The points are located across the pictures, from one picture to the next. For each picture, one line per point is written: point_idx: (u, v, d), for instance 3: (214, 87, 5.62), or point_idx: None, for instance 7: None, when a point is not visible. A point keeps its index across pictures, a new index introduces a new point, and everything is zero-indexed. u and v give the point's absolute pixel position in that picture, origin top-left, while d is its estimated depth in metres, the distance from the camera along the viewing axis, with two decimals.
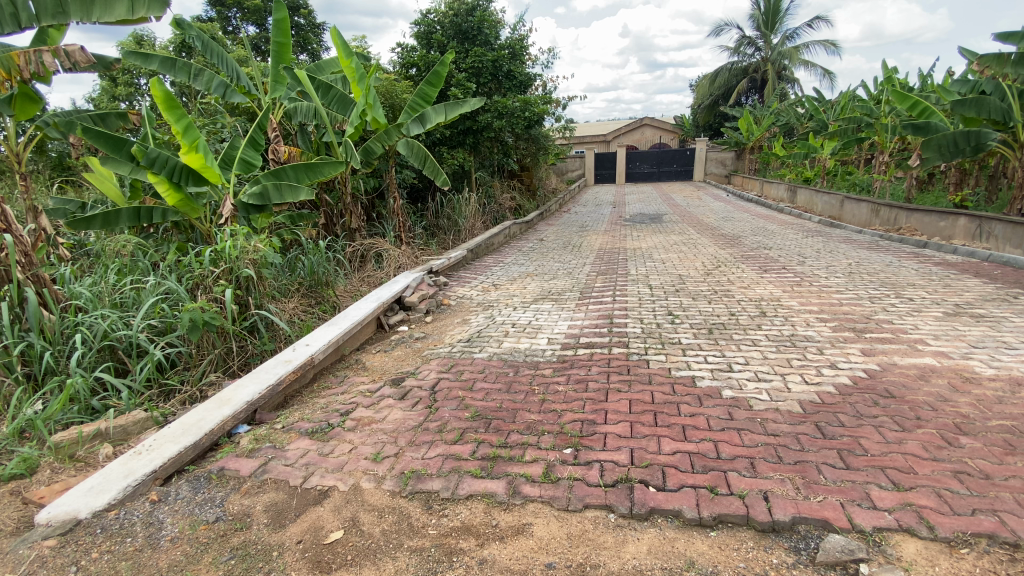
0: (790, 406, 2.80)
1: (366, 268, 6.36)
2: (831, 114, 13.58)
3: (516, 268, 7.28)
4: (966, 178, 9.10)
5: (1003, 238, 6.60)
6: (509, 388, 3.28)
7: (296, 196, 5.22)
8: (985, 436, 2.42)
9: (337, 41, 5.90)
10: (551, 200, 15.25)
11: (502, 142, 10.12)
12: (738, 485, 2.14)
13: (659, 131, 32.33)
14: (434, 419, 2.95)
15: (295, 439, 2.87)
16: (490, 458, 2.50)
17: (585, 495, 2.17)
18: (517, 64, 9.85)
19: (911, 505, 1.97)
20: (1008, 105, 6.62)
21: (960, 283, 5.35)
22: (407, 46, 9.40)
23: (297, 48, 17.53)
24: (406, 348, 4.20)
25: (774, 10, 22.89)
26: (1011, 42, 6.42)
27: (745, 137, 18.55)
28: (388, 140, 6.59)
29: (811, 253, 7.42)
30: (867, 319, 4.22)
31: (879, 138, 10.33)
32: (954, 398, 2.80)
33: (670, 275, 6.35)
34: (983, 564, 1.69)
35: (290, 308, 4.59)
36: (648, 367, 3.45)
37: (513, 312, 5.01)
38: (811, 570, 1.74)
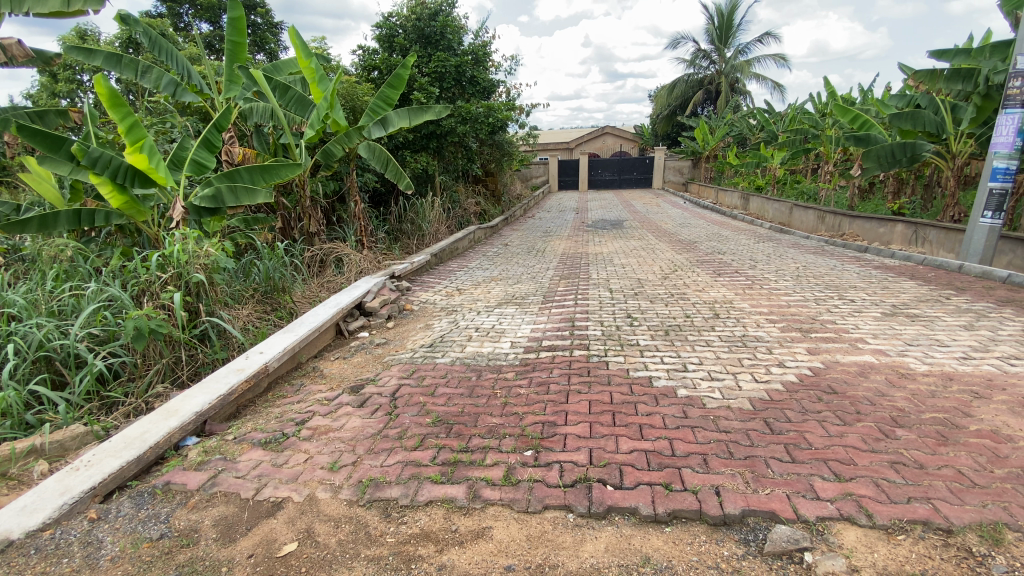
0: (741, 404, 2.90)
1: (325, 273, 6.21)
2: (780, 125, 14.26)
3: (480, 273, 7.27)
4: (903, 187, 9.71)
5: (937, 243, 7.08)
6: (471, 392, 3.26)
7: (252, 199, 5.08)
8: (919, 428, 2.57)
9: (295, 40, 5.76)
10: (516, 206, 15.35)
11: (466, 147, 10.13)
12: (691, 481, 2.20)
13: (620, 140, 33.12)
14: (394, 426, 2.90)
15: (247, 450, 2.76)
16: (450, 463, 2.48)
17: (544, 496, 2.18)
18: (481, 70, 9.88)
19: (851, 495, 2.07)
20: (941, 118, 7.11)
21: (897, 285, 5.69)
22: (369, 49, 9.28)
23: (255, 48, 17.06)
24: (366, 354, 4.12)
25: (728, 25, 23.86)
26: (944, 60, 6.92)
27: (701, 146, 19.21)
28: (348, 142, 6.46)
29: (762, 257, 7.75)
30: (812, 319, 4.43)
31: (824, 149, 10.91)
32: (890, 393, 2.98)
33: (630, 279, 6.50)
34: (918, 550, 1.79)
35: (244, 314, 4.42)
36: (608, 368, 3.52)
37: (476, 316, 5.00)
38: (760, 561, 1.80)
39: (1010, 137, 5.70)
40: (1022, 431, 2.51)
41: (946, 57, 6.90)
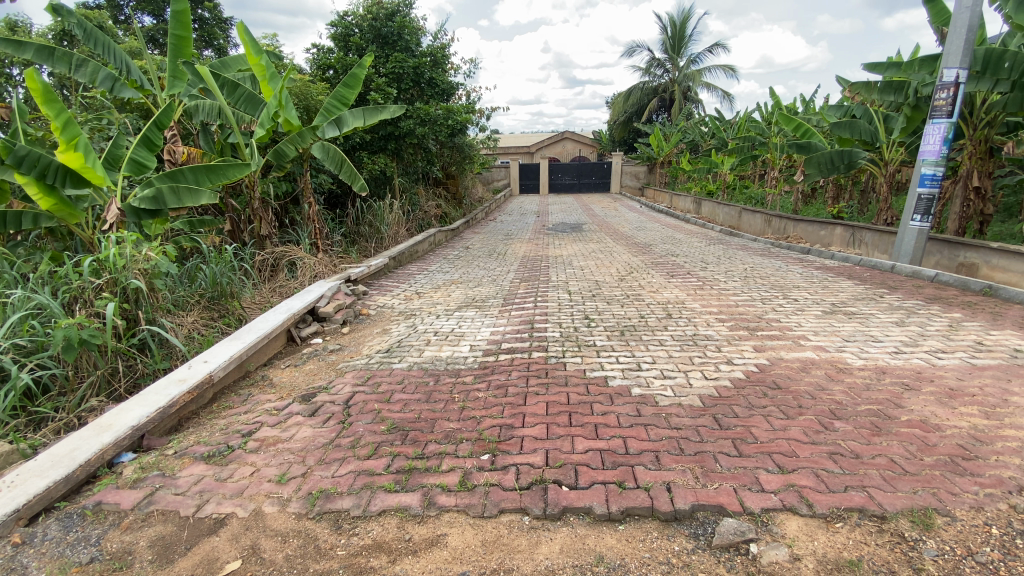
0: (692, 400, 2.98)
1: (277, 278, 5.99)
2: (730, 132, 14.86)
3: (440, 276, 7.18)
4: (841, 192, 10.30)
5: (872, 245, 7.53)
6: (428, 398, 3.20)
7: (196, 201, 4.82)
8: (855, 420, 2.71)
9: (244, 36, 5.54)
10: (477, 209, 15.32)
11: (425, 149, 10.02)
12: (644, 478, 2.24)
13: (579, 145, 33.64)
14: (347, 435, 2.81)
15: (188, 465, 2.61)
16: (405, 470, 2.41)
17: (501, 500, 2.16)
18: (439, 72, 9.80)
19: (793, 486, 2.16)
20: (875, 128, 7.58)
21: (836, 284, 6.02)
22: (323, 48, 9.04)
23: (202, 44, 16.37)
24: (319, 361, 3.98)
25: (680, 35, 24.63)
26: (878, 73, 7.39)
27: (656, 152, 19.76)
28: (301, 142, 6.24)
29: (713, 259, 8.04)
30: (759, 318, 4.62)
31: (771, 156, 11.44)
32: (829, 387, 3.13)
33: (588, 281, 6.59)
34: (855, 536, 1.88)
35: (188, 321, 4.19)
36: (565, 370, 3.53)
37: (436, 320, 4.92)
38: (709, 554, 1.84)
39: (936, 146, 6.12)
40: (947, 421, 2.68)
41: (879, 70, 7.36)
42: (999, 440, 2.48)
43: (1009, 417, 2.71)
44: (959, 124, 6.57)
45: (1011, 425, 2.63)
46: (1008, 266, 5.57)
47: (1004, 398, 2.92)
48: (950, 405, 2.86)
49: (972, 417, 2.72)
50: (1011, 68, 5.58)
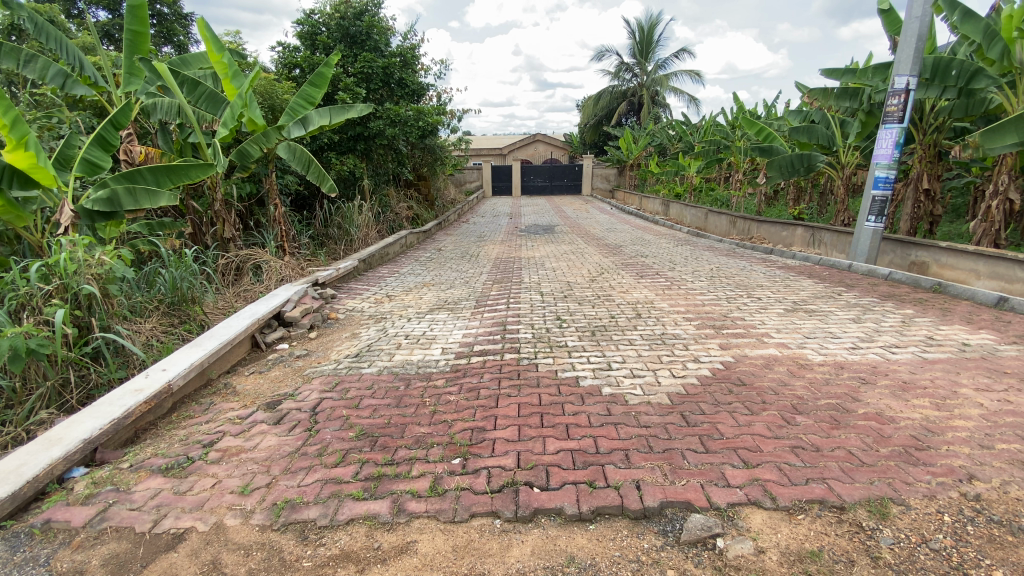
0: (661, 398, 3.02)
1: (242, 282, 5.81)
2: (696, 136, 15.21)
3: (411, 279, 7.09)
4: (802, 194, 10.67)
5: (830, 245, 7.81)
6: (398, 402, 3.14)
7: (154, 203, 4.65)
8: (816, 414, 2.80)
9: (205, 32, 5.36)
10: (449, 210, 15.23)
11: (395, 150, 9.91)
12: (614, 477, 2.25)
13: (550, 148, 33.88)
14: (314, 443, 2.73)
15: (145, 478, 2.49)
16: (374, 477, 2.36)
17: (472, 504, 2.14)
18: (409, 73, 9.71)
19: (758, 480, 2.21)
20: (832, 133, 7.90)
21: (798, 283, 6.23)
22: (289, 46, 8.83)
23: (160, 40, 15.79)
24: (285, 368, 3.86)
25: (648, 40, 25.08)
26: (834, 79, 7.69)
27: (626, 155, 20.07)
28: (266, 142, 6.08)
29: (681, 259, 8.21)
30: (724, 316, 4.73)
31: (735, 159, 11.76)
32: (791, 382, 3.23)
33: (560, 282, 6.63)
34: (816, 527, 1.93)
35: (146, 328, 4.02)
36: (537, 371, 3.54)
37: (407, 323, 4.86)
38: (678, 550, 1.86)
39: (889, 150, 6.40)
40: (901, 413, 2.80)
41: (836, 76, 7.66)
42: (949, 431, 2.60)
43: (958, 408, 2.85)
44: (909, 129, 6.90)
45: (960, 415, 2.76)
46: (956, 264, 5.87)
47: (953, 390, 3.07)
48: (903, 398, 2.98)
49: (924, 408, 2.84)
50: (957, 76, 5.88)
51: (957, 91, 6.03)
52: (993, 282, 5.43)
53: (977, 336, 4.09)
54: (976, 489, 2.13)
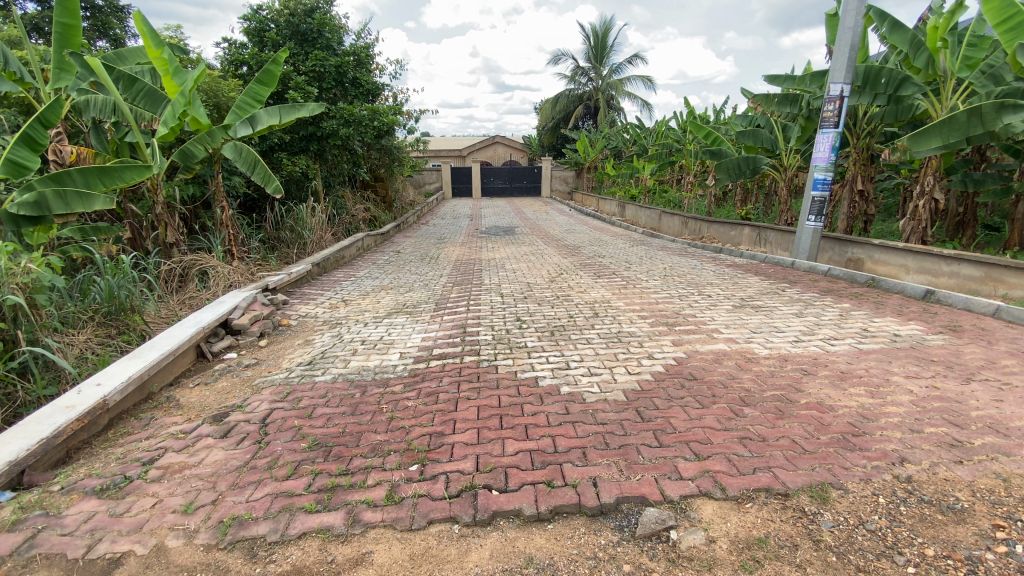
0: (617, 395, 3.08)
1: (186, 289, 5.50)
2: (649, 139, 15.63)
3: (368, 282, 6.94)
4: (749, 195, 11.15)
5: (775, 244, 8.20)
6: (354, 410, 3.06)
7: (88, 206, 4.33)
8: (762, 406, 2.92)
9: (142, 26, 5.07)
10: (408, 212, 15.04)
11: (350, 151, 9.68)
12: (572, 475, 2.27)
13: (510, 150, 34.00)
14: (263, 456, 2.62)
15: (78, 501, 2.32)
16: (328, 489, 2.29)
17: (429, 510, 2.10)
18: (363, 72, 9.51)
19: (708, 472, 2.28)
20: (775, 137, 8.28)
21: (745, 280, 6.51)
22: (236, 42, 8.47)
23: (95, 34, 14.80)
24: (233, 378, 3.69)
25: (602, 45, 25.47)
26: (776, 85, 8.07)
27: (583, 157, 20.37)
28: (211, 142, 5.81)
29: (636, 259, 8.42)
30: (677, 314, 4.88)
31: (686, 161, 12.16)
32: (739, 375, 3.36)
33: (520, 283, 6.67)
34: (762, 514, 2.01)
35: (79, 341, 3.75)
36: (497, 372, 3.54)
37: (363, 328, 4.74)
38: (633, 544, 1.90)
39: (826, 153, 6.76)
40: (839, 401, 2.96)
41: (778, 82, 8.04)
42: (883, 417, 2.77)
43: (890, 395, 3.04)
44: (845, 134, 7.31)
45: (892, 402, 2.95)
46: (888, 260, 6.27)
47: (886, 378, 3.28)
48: (841, 387, 3.16)
49: (859, 397, 3.02)
50: (887, 84, 6.28)
51: (886, 98, 6.43)
52: (922, 276, 5.84)
53: (907, 327, 4.38)
54: (907, 471, 2.27)
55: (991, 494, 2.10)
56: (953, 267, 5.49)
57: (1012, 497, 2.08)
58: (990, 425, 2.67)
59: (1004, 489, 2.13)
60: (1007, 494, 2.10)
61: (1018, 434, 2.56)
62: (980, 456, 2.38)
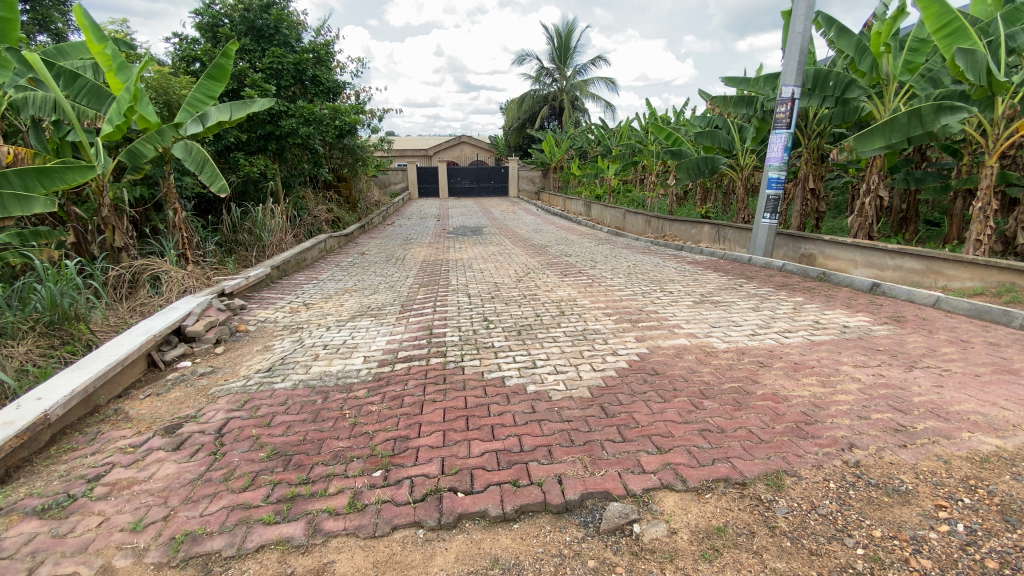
0: (582, 392, 3.12)
1: (137, 295, 5.23)
2: (613, 139, 15.88)
3: (331, 285, 6.79)
4: (709, 194, 11.48)
5: (733, 241, 8.46)
6: (315, 418, 2.97)
7: (28, 209, 4.10)
8: (721, 398, 3.01)
9: (83, 19, 4.79)
10: (374, 213, 14.79)
11: (311, 150, 9.44)
12: (537, 473, 2.28)
13: (476, 150, 33.89)
14: (219, 467, 2.52)
15: (15, 523, 2.17)
16: (287, 499, 2.22)
17: (393, 516, 2.07)
18: (323, 70, 9.29)
19: (670, 465, 2.33)
20: (732, 137, 8.54)
21: (705, 276, 6.70)
22: (187, 38, 8.12)
23: (35, 28, 13.90)
24: (186, 388, 3.53)
25: (565, 46, 25.60)
26: (733, 86, 8.33)
27: (549, 158, 20.48)
28: (161, 141, 5.56)
29: (601, 257, 8.53)
30: (640, 310, 4.97)
31: (648, 161, 12.41)
32: (699, 369, 3.45)
33: (487, 283, 6.67)
34: (721, 504, 2.07)
35: (17, 353, 3.52)
36: (463, 373, 3.51)
37: (325, 332, 4.63)
38: (598, 540, 1.92)
39: (779, 153, 6.99)
40: (793, 391, 3.08)
41: (734, 84, 8.29)
42: (833, 405, 2.90)
43: (840, 383, 3.19)
44: (797, 134, 7.60)
45: (841, 390, 3.09)
46: (838, 254, 6.57)
47: (836, 368, 3.43)
48: (795, 377, 3.29)
49: (811, 386, 3.15)
50: (834, 86, 6.57)
51: (834, 100, 6.74)
52: (868, 270, 6.14)
53: (855, 319, 4.60)
54: (855, 456, 2.38)
55: (934, 476, 2.22)
56: (897, 261, 5.79)
57: (951, 478, 2.20)
58: (931, 409, 2.82)
59: (944, 470, 2.26)
60: (948, 475, 2.23)
61: (957, 418, 2.72)
62: (922, 439, 2.51)
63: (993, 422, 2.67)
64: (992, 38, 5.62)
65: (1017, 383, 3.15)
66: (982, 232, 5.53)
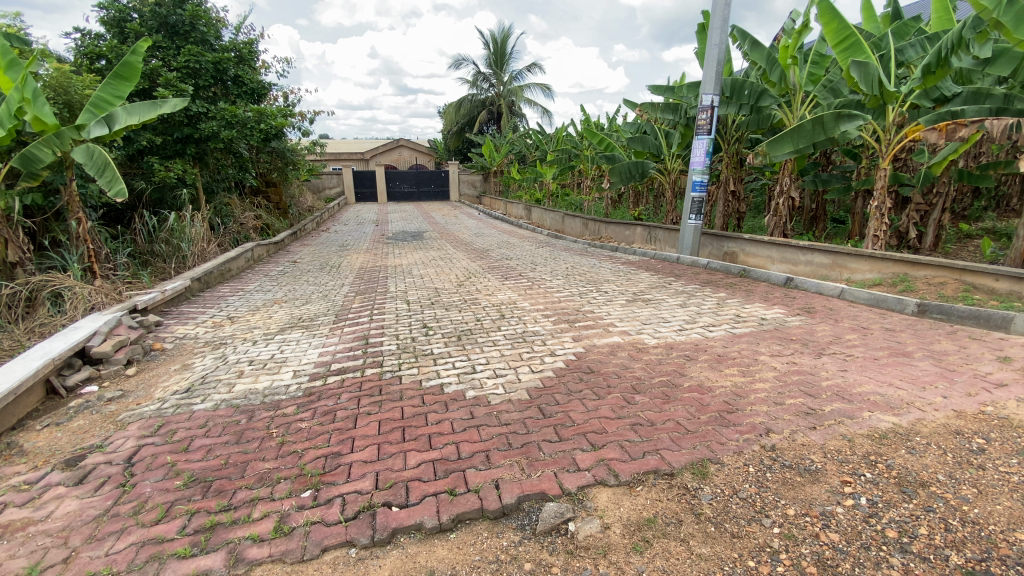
0: (520, 394, 3.14)
1: (34, 315, 4.71)
2: (550, 145, 16.18)
3: (258, 296, 6.44)
4: (641, 197, 11.96)
5: (663, 241, 8.86)
6: (239, 439, 2.81)
7: None
8: (651, 392, 3.13)
9: None
10: (307, 219, 14.24)
11: (236, 154, 8.94)
12: (475, 480, 2.27)
13: (415, 153, 33.42)
14: (128, 500, 2.31)
15: None
16: (205, 528, 2.07)
17: (323, 537, 1.98)
18: (246, 71, 8.82)
19: (603, 461, 2.39)
20: (659, 143, 8.94)
21: (637, 276, 6.97)
22: (90, 33, 7.46)
23: None
24: (92, 416, 3.21)
25: (501, 51, 25.77)
26: (659, 94, 8.74)
27: (488, 162, 20.52)
28: (60, 145, 5.07)
29: (540, 260, 8.65)
30: (577, 310, 5.09)
31: (583, 166, 12.76)
32: (632, 365, 3.58)
33: (427, 289, 6.58)
34: (651, 495, 2.15)
35: None
36: (400, 384, 3.43)
37: (252, 348, 4.37)
38: (534, 541, 1.93)
39: (702, 158, 7.37)
40: (716, 382, 3.27)
41: (660, 92, 8.68)
42: (752, 393, 3.09)
43: (758, 372, 3.42)
44: (717, 140, 8.07)
45: (759, 378, 3.31)
46: (757, 252, 7.04)
47: (755, 358, 3.67)
48: (718, 369, 3.48)
49: (732, 376, 3.35)
50: (749, 95, 7.02)
51: (749, 108, 7.19)
52: (784, 266, 6.61)
53: (771, 311, 4.95)
54: (772, 440, 2.55)
55: (840, 454, 2.42)
56: (808, 256, 6.28)
57: (855, 455, 2.41)
58: (837, 392, 3.08)
59: (849, 449, 2.46)
60: (852, 452, 2.43)
61: (859, 399, 2.98)
62: (829, 421, 2.73)
63: (890, 401, 2.95)
64: (883, 52, 6.22)
65: (909, 364, 3.51)
66: (879, 228, 6.11)
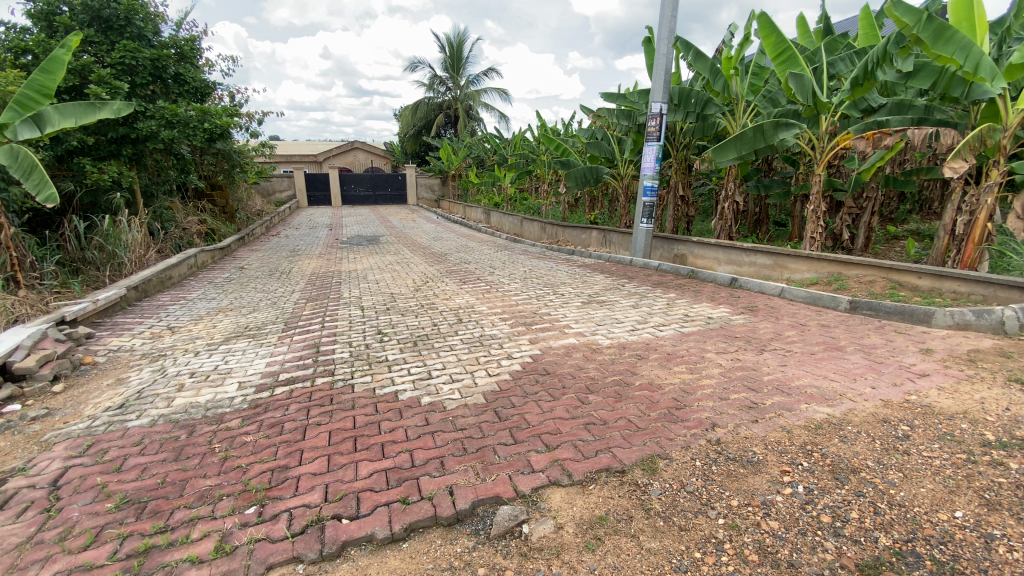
0: (476, 398, 3.13)
1: None
2: (508, 149, 16.26)
3: (202, 305, 6.13)
4: (596, 201, 12.22)
5: (617, 244, 9.09)
6: (178, 456, 2.66)
7: None
8: (604, 391, 3.20)
9: None
10: (257, 223, 13.72)
11: (178, 156, 8.51)
12: (428, 487, 2.25)
13: (370, 156, 32.78)
14: (53, 526, 2.15)
15: None
16: (139, 553, 1.95)
17: (268, 554, 1.91)
18: (188, 69, 8.40)
19: (557, 461, 2.42)
20: (612, 148, 9.16)
21: (592, 278, 7.11)
22: (14, 26, 6.94)
23: None
24: (12, 437, 2.95)
25: (457, 55, 25.71)
26: (611, 101, 8.95)
27: (445, 165, 20.37)
28: None
29: (497, 264, 8.68)
30: (534, 313, 5.15)
31: (540, 171, 12.91)
32: (586, 365, 3.65)
33: (382, 294, 6.46)
34: (604, 493, 2.20)
35: None
36: (353, 392, 3.35)
37: (193, 359, 4.16)
38: (488, 546, 1.93)
39: (653, 163, 7.58)
40: (665, 379, 3.38)
41: (613, 100, 8.90)
42: (699, 389, 3.21)
43: (705, 369, 3.55)
44: (667, 146, 8.35)
45: (705, 375, 3.44)
46: (705, 254, 7.33)
47: (702, 355, 3.82)
48: (667, 367, 3.60)
49: (681, 373, 3.47)
50: (695, 103, 7.26)
51: (695, 116, 7.47)
52: (730, 267, 6.90)
53: (718, 310, 5.16)
54: (717, 434, 2.66)
55: (779, 445, 2.55)
56: (752, 258, 6.58)
57: (793, 445, 2.55)
58: (777, 386, 3.25)
59: (788, 439, 2.60)
60: (791, 443, 2.57)
61: (797, 392, 3.15)
62: (770, 414, 2.87)
63: (825, 393, 3.13)
64: (816, 65, 6.61)
65: (841, 358, 3.74)
66: (815, 230, 6.49)
